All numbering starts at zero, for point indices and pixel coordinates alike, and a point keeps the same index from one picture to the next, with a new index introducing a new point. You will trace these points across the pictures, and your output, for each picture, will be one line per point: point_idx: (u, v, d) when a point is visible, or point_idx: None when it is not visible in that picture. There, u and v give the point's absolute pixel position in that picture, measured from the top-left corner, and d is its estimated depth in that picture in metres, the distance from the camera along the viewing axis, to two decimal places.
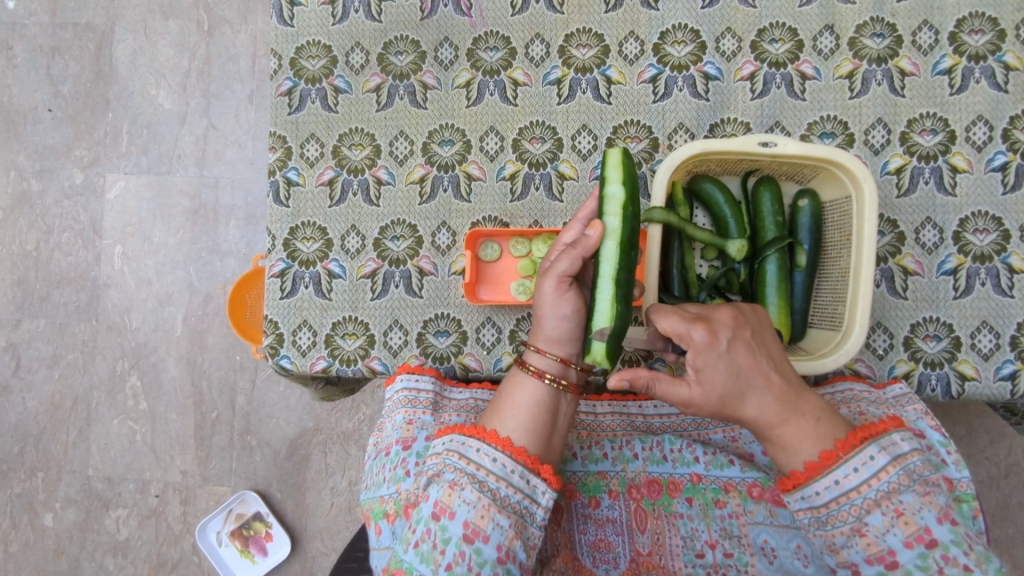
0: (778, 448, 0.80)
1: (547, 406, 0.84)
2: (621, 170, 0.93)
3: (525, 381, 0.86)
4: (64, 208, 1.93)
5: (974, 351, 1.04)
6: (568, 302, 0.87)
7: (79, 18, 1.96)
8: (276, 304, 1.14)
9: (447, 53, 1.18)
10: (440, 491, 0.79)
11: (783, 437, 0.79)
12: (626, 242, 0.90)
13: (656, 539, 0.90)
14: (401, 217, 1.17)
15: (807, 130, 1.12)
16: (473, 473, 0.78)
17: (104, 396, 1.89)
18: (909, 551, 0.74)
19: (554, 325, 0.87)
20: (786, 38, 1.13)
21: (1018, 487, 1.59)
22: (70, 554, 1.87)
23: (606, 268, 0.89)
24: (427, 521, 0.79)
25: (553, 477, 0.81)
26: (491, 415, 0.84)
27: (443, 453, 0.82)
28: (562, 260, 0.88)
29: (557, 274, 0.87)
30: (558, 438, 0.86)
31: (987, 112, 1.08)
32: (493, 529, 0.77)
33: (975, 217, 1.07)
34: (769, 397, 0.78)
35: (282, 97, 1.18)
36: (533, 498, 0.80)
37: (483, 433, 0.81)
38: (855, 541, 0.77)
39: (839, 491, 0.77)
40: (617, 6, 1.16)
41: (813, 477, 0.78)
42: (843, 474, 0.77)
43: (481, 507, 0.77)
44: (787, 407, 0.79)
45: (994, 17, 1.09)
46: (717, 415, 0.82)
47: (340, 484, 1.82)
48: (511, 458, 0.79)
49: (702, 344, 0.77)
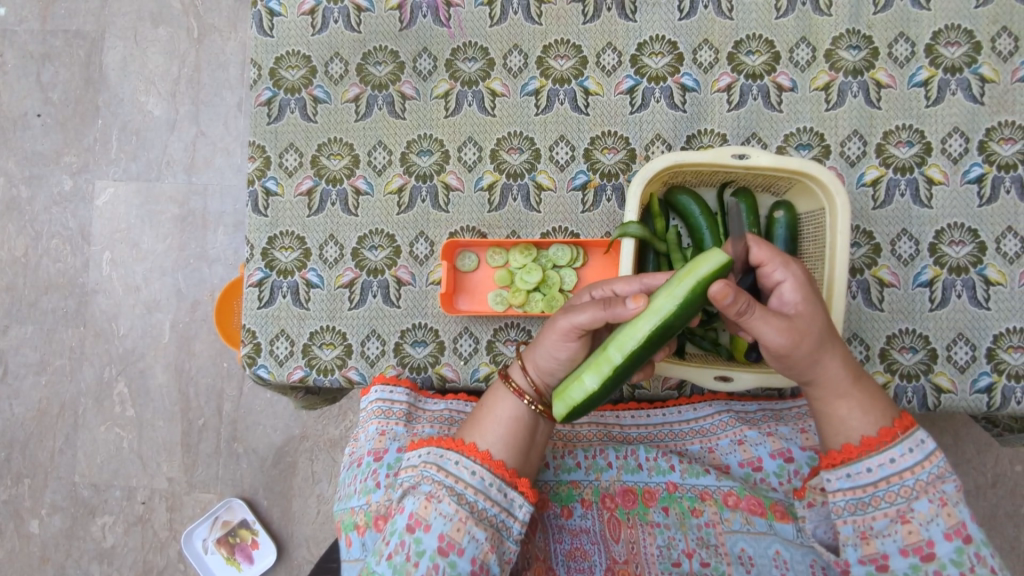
0: (855, 407, 0.81)
1: (526, 422, 0.85)
2: (696, 283, 0.78)
3: (505, 396, 0.86)
4: (53, 214, 1.94)
5: (951, 363, 1.04)
6: (568, 348, 0.83)
7: (70, 25, 1.97)
8: (254, 313, 1.15)
9: (426, 63, 1.19)
10: (415, 503, 0.79)
11: (861, 395, 0.81)
12: (650, 341, 0.80)
13: (631, 547, 0.90)
14: (380, 226, 1.17)
15: (784, 141, 1.12)
16: (451, 485, 0.79)
17: (91, 403, 1.89)
18: (948, 544, 0.74)
19: (545, 358, 0.85)
20: (763, 50, 1.13)
21: (1006, 498, 1.59)
22: (56, 561, 1.87)
23: (615, 346, 0.80)
24: (401, 533, 0.78)
25: (530, 491, 0.82)
26: (470, 428, 0.85)
27: (420, 466, 0.82)
28: (584, 312, 0.80)
29: (570, 323, 0.81)
30: (535, 451, 0.87)
31: (962, 124, 1.08)
32: (469, 542, 0.77)
33: (950, 229, 1.07)
34: (845, 356, 0.81)
35: (261, 107, 1.18)
36: (509, 512, 0.80)
37: (461, 446, 0.82)
38: (895, 529, 0.76)
39: (893, 470, 0.77)
40: (595, 17, 1.16)
41: (869, 452, 0.78)
42: (898, 453, 0.77)
43: (457, 520, 0.77)
44: (854, 378, 0.81)
45: (970, 29, 1.09)
46: (799, 367, 0.80)
47: (327, 492, 1.81)
48: (489, 471, 0.80)
49: (804, 278, 0.81)
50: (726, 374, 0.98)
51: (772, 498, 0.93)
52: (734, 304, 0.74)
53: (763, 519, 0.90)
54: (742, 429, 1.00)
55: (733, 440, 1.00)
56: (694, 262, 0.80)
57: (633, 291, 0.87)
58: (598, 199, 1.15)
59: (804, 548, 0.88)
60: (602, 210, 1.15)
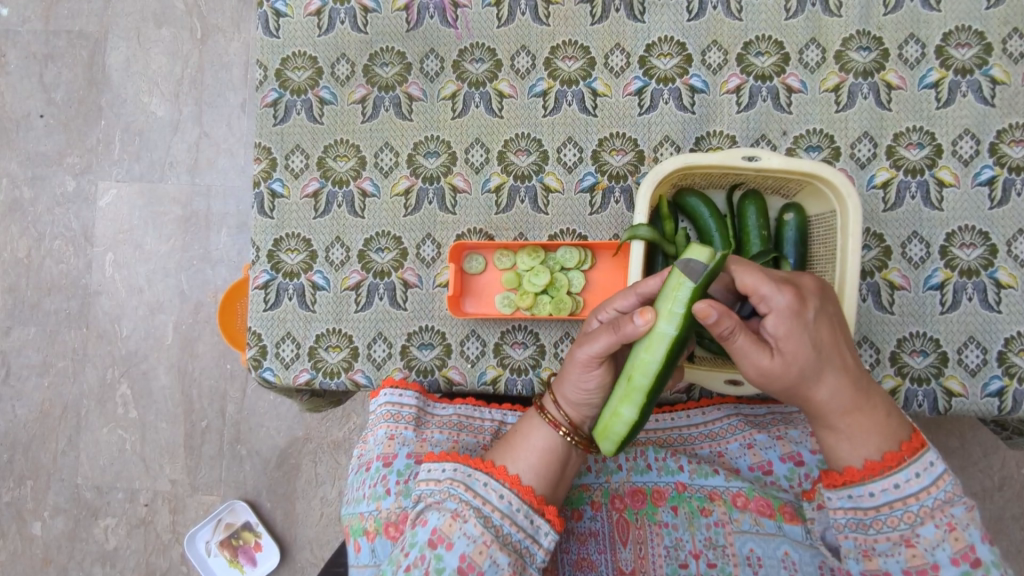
0: (845, 438, 0.79)
1: (559, 454, 0.84)
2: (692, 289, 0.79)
3: (540, 425, 0.86)
4: (56, 216, 1.93)
5: (962, 366, 1.03)
6: (595, 377, 0.83)
7: (73, 25, 1.96)
8: (260, 315, 1.14)
9: (433, 64, 1.18)
10: (439, 519, 0.79)
11: (852, 427, 0.79)
12: (664, 360, 0.81)
13: (639, 551, 0.91)
14: (386, 228, 1.16)
15: (793, 143, 1.12)
16: (479, 507, 0.79)
17: (94, 404, 1.89)
18: (954, 568, 0.74)
19: (575, 391, 0.84)
20: (772, 51, 1.12)
21: (1012, 501, 1.58)
22: (59, 563, 1.86)
23: (638, 376, 0.81)
24: (422, 547, 0.78)
25: (557, 519, 0.82)
26: (503, 450, 0.85)
27: (446, 482, 0.81)
28: (598, 341, 0.80)
29: (586, 356, 0.81)
30: (565, 483, 0.86)
31: (973, 126, 1.08)
32: (490, 566, 0.76)
33: (961, 232, 1.07)
34: (844, 380, 0.77)
35: (267, 108, 1.18)
36: (534, 538, 0.80)
37: (490, 467, 0.82)
38: (899, 551, 0.76)
39: (896, 495, 0.76)
40: (603, 18, 1.16)
41: (871, 477, 0.77)
42: (904, 478, 0.76)
43: (481, 542, 0.77)
44: (854, 406, 0.78)
45: (981, 31, 1.09)
46: (784, 392, 0.80)
47: (330, 494, 1.80)
48: (518, 496, 0.80)
49: (792, 308, 0.75)
50: (736, 378, 0.97)
51: (781, 499, 0.92)
52: (720, 321, 0.75)
53: (772, 520, 0.90)
54: (751, 433, 0.99)
55: (742, 444, 0.99)
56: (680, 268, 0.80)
57: (632, 304, 0.85)
58: (605, 201, 1.15)
59: (813, 550, 0.88)
60: (610, 212, 1.15)
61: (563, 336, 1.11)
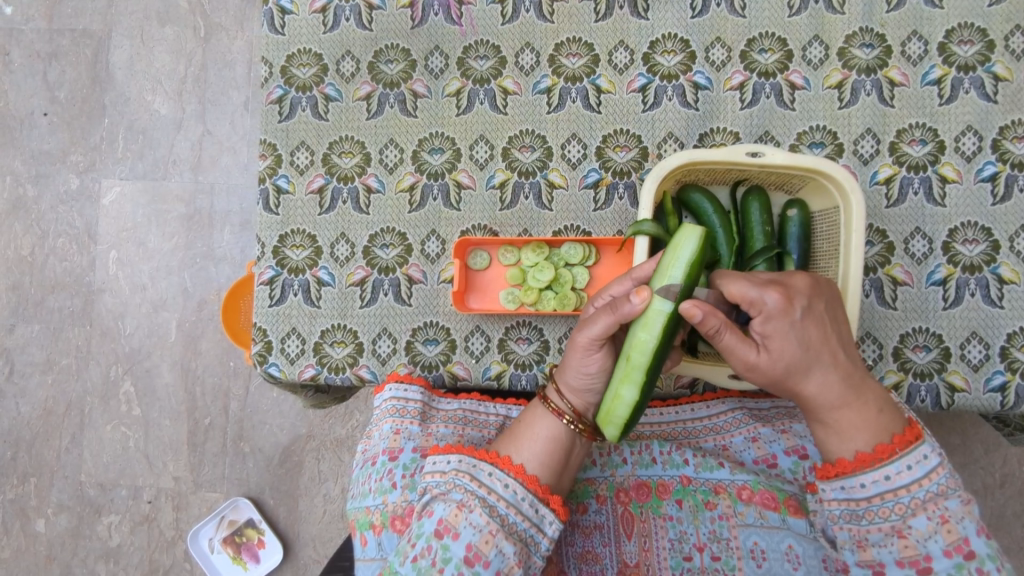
0: (835, 433, 0.80)
1: (564, 442, 0.85)
2: (687, 266, 0.82)
3: (544, 415, 0.86)
4: (60, 214, 1.94)
5: (964, 362, 1.04)
6: (596, 360, 0.84)
7: (76, 24, 1.97)
8: (265, 311, 1.14)
9: (437, 61, 1.19)
10: (446, 509, 0.80)
11: (840, 423, 0.79)
12: (661, 337, 0.82)
13: (643, 544, 0.92)
14: (390, 225, 1.17)
15: (797, 139, 1.12)
16: (484, 497, 0.79)
17: (97, 402, 1.89)
18: (947, 560, 0.74)
19: (578, 377, 0.85)
20: (776, 48, 1.13)
21: (1014, 498, 1.59)
22: (62, 561, 1.87)
23: (636, 356, 0.82)
24: (429, 537, 0.79)
25: (561, 508, 0.82)
26: (508, 441, 0.86)
27: (452, 473, 0.82)
28: (596, 324, 0.81)
29: (586, 339, 0.82)
30: (569, 473, 0.87)
31: (976, 123, 1.08)
32: (496, 555, 0.77)
33: (965, 227, 1.07)
34: (834, 377, 0.78)
35: (272, 105, 1.18)
36: (539, 527, 0.81)
37: (495, 458, 0.83)
38: (891, 542, 0.77)
39: (887, 486, 0.77)
40: (607, 16, 1.16)
41: (862, 468, 0.78)
42: (895, 470, 0.77)
43: (487, 532, 0.77)
44: (845, 403, 0.78)
45: (983, 27, 1.09)
46: (773, 387, 0.81)
47: (333, 492, 1.81)
48: (522, 485, 0.81)
49: (779, 307, 0.76)
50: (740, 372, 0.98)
51: (786, 492, 0.92)
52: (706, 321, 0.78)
53: (776, 513, 0.90)
54: (756, 426, 0.99)
55: (747, 438, 0.99)
56: (674, 246, 0.83)
57: (627, 289, 0.88)
58: (609, 197, 1.15)
59: (816, 543, 0.89)
60: (614, 208, 1.15)
61: (567, 331, 1.12)
